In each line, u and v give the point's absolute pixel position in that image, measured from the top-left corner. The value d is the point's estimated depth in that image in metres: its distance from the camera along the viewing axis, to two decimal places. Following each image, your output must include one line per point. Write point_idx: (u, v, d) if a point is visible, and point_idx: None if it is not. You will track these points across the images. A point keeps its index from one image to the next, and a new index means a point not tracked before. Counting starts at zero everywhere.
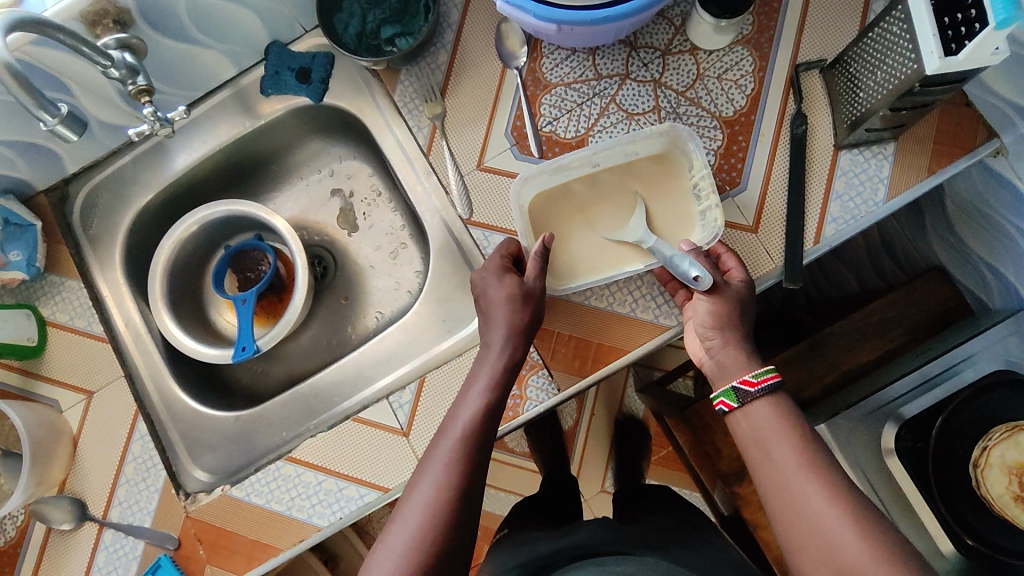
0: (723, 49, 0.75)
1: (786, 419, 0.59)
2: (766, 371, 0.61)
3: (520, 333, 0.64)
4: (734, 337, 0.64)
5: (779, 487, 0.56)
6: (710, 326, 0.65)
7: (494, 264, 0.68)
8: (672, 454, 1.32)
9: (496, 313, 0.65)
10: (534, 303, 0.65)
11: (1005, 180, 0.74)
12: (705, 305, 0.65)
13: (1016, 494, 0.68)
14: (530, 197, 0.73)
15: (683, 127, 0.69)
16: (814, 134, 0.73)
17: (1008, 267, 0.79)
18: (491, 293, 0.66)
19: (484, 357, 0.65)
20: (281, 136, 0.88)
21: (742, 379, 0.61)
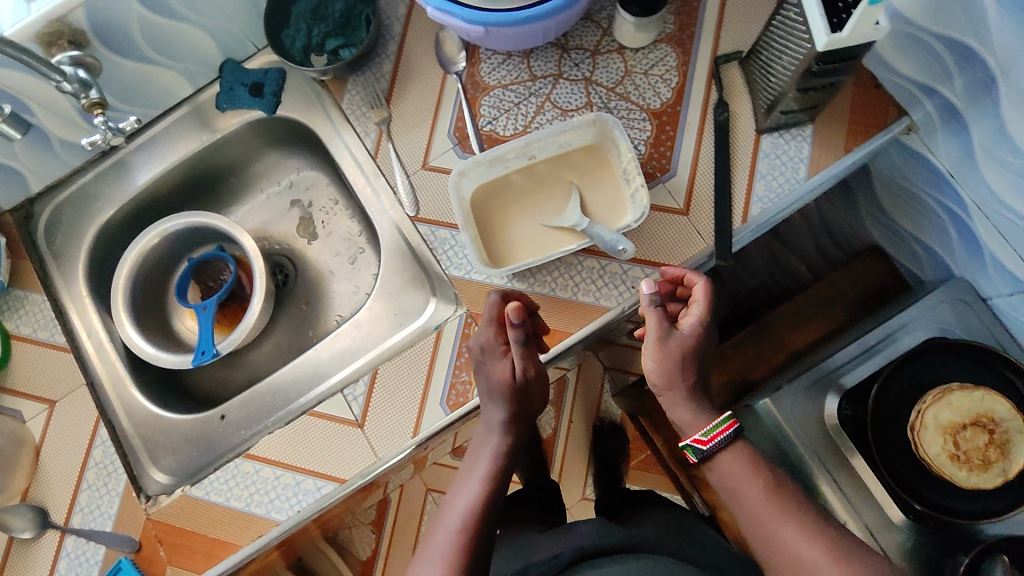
0: (647, 47, 0.80)
1: (753, 465, 0.65)
2: (714, 429, 0.65)
3: (519, 420, 0.69)
4: (683, 390, 0.67)
5: (744, 512, 0.64)
6: (657, 378, 0.67)
7: (490, 341, 0.71)
8: (649, 460, 1.38)
9: (495, 403, 0.69)
10: (529, 390, 0.68)
11: (919, 156, 0.78)
12: (651, 356, 0.67)
13: (952, 453, 0.71)
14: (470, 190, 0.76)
15: (608, 117, 0.73)
16: (736, 120, 0.77)
17: (933, 240, 0.83)
18: (489, 376, 0.69)
19: (485, 441, 0.70)
20: (239, 150, 0.91)
21: (696, 438, 0.66)
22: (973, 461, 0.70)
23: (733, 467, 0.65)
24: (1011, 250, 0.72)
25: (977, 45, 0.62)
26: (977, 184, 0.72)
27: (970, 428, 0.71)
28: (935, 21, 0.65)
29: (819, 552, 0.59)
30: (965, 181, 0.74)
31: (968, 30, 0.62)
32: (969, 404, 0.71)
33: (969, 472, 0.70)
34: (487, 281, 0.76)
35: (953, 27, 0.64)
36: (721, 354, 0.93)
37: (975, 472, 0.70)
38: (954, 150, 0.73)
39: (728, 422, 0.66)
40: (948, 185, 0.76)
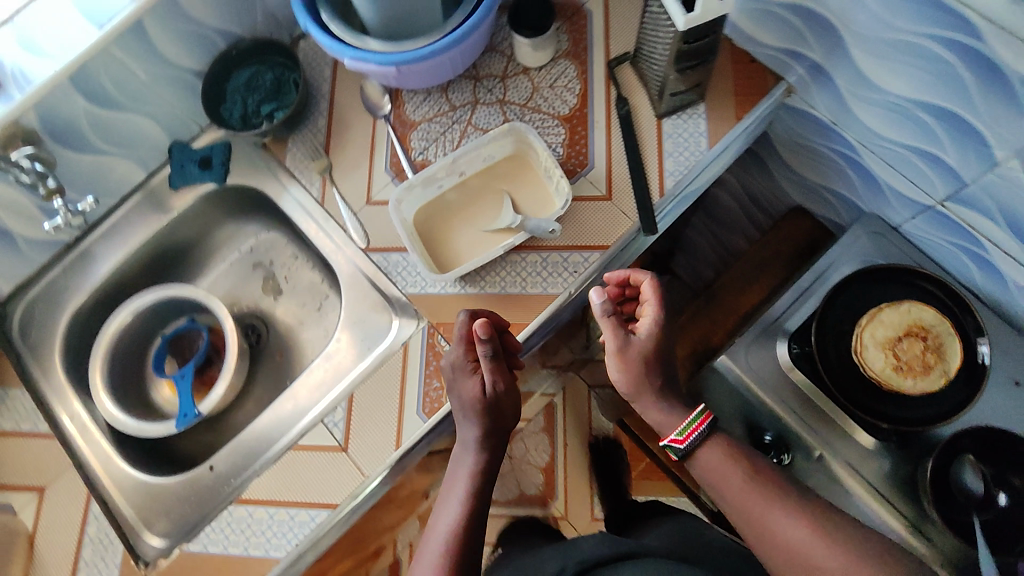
0: (549, 64, 0.89)
1: (730, 453, 0.69)
2: (688, 426, 0.70)
3: (493, 433, 0.72)
4: (653, 392, 0.72)
5: (728, 500, 0.67)
6: (628, 388, 0.73)
7: (460, 359, 0.73)
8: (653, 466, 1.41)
9: (469, 418, 0.72)
10: (498, 407, 0.72)
11: (804, 113, 0.86)
12: (616, 369, 0.72)
13: (895, 365, 0.75)
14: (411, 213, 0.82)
15: (521, 125, 0.80)
16: (637, 111, 0.85)
17: (839, 185, 0.91)
18: (460, 393, 0.72)
19: (462, 456, 0.73)
20: (196, 224, 0.97)
21: (671, 439, 0.70)
22: (914, 367, 0.75)
23: (712, 457, 0.69)
24: (903, 178, 0.80)
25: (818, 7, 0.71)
26: (856, 126, 0.80)
27: (906, 339, 0.76)
28: None
29: (806, 530, 0.61)
30: (846, 125, 0.81)
31: None
32: (898, 317, 0.77)
33: (914, 379, 0.75)
34: (442, 291, 0.81)
35: None
36: (678, 329, 1.02)
37: (920, 378, 0.75)
38: (829, 100, 0.81)
39: (699, 417, 0.70)
40: (835, 133, 0.84)
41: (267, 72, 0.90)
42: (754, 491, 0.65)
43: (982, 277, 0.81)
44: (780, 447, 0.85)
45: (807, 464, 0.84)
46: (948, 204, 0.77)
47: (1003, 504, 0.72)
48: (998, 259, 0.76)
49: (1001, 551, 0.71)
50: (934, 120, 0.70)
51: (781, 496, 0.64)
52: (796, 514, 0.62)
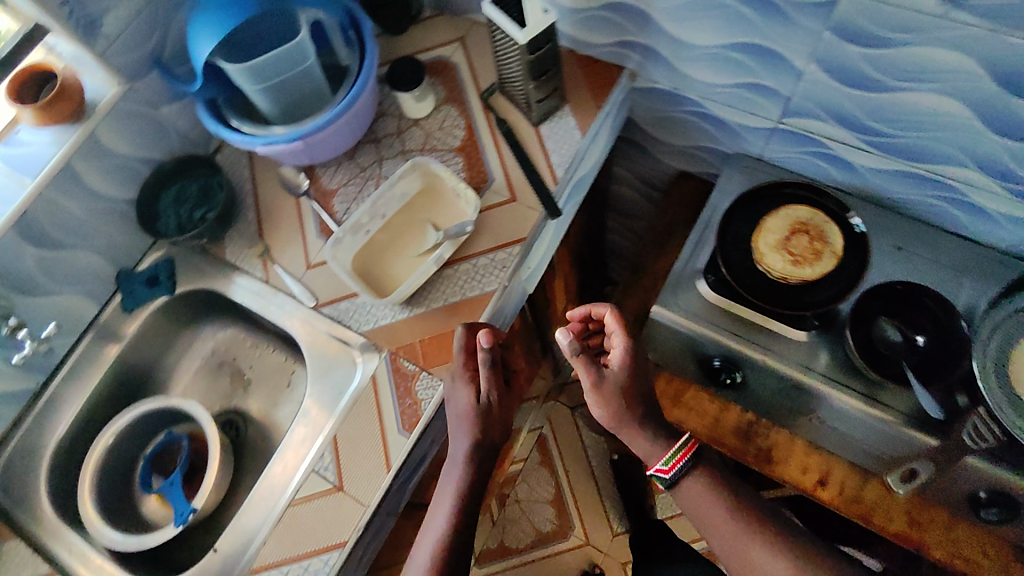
0: (434, 111, 1.01)
1: (713, 492, 0.80)
2: (672, 459, 0.80)
3: (484, 443, 0.80)
4: (632, 419, 0.81)
5: (711, 530, 0.80)
6: (606, 417, 0.82)
7: (459, 369, 0.79)
8: None
9: (462, 429, 0.80)
10: (488, 416, 0.80)
11: (654, 89, 1.01)
12: (593, 403, 0.80)
13: (792, 260, 0.86)
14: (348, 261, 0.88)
15: (423, 158, 0.90)
16: (517, 125, 0.98)
17: (704, 140, 1.05)
18: (456, 400, 0.80)
19: (452, 468, 0.81)
20: (156, 340, 1.03)
21: (658, 469, 0.81)
22: (808, 256, 0.86)
23: (695, 491, 0.81)
24: (746, 113, 0.95)
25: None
26: (694, 84, 0.95)
27: (792, 237, 0.88)
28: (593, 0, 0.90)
29: (782, 563, 0.76)
30: (687, 87, 0.97)
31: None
32: (780, 222, 0.89)
33: (811, 266, 0.85)
34: (393, 319, 0.88)
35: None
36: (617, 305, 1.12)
37: (815, 264, 0.86)
38: (665, 71, 0.96)
39: (683, 449, 0.81)
40: (682, 97, 0.99)
41: (194, 181, 1.00)
42: (737, 526, 0.78)
43: (837, 172, 0.96)
44: (731, 365, 0.92)
45: (757, 375, 0.92)
46: (786, 120, 0.92)
47: (922, 345, 0.82)
48: (841, 152, 0.91)
49: (932, 384, 0.79)
50: (743, 56, 0.85)
51: (760, 533, 0.78)
52: (773, 549, 0.77)
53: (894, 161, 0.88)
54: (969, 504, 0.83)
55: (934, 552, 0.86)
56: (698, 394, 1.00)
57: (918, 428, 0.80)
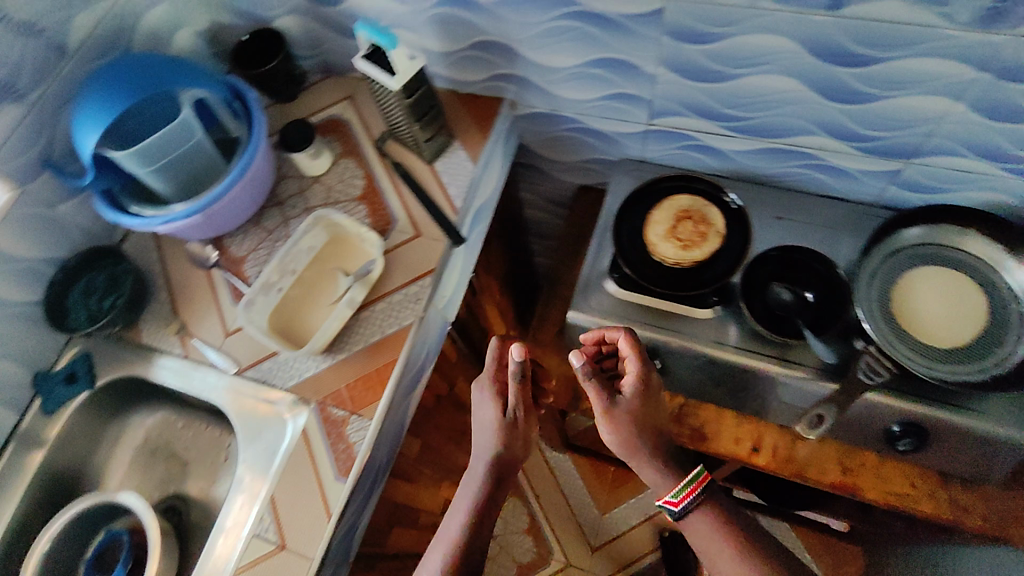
0: (334, 166, 1.03)
1: (714, 520, 0.85)
2: (681, 491, 0.85)
3: (508, 450, 0.86)
4: (640, 448, 0.86)
5: (706, 555, 0.84)
6: (616, 441, 0.86)
7: (485, 384, 0.88)
8: (617, 477, 1.57)
9: (487, 436, 0.86)
10: (514, 430, 0.86)
11: (536, 114, 1.07)
12: (605, 427, 0.85)
13: (681, 246, 0.94)
14: (264, 321, 0.89)
15: (324, 210, 0.91)
16: (412, 166, 1.01)
17: (592, 152, 1.12)
18: (484, 411, 0.87)
19: (473, 473, 0.87)
20: (84, 437, 1.01)
21: (667, 500, 0.86)
22: (695, 239, 0.94)
23: (699, 523, 0.85)
24: (620, 121, 1.02)
25: (486, 37, 0.93)
26: (568, 103, 1.02)
27: (679, 224, 0.95)
28: (459, 42, 0.96)
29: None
30: (563, 107, 1.03)
31: (474, 33, 0.93)
32: (666, 213, 0.96)
33: (699, 248, 0.93)
34: (316, 370, 0.88)
35: (468, 37, 0.94)
36: (542, 320, 1.16)
37: (702, 245, 0.93)
38: (541, 96, 1.02)
39: (695, 481, 0.86)
40: (562, 116, 1.06)
41: (99, 273, 0.99)
42: (730, 551, 0.82)
43: (713, 160, 1.03)
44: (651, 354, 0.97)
45: (677, 360, 0.96)
46: (656, 121, 0.99)
47: (812, 300, 0.88)
48: (710, 141, 0.99)
49: (825, 333, 0.86)
50: (602, 70, 0.92)
51: (751, 556, 0.81)
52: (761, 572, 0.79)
53: (757, 141, 0.96)
54: (886, 440, 0.89)
55: (866, 492, 0.92)
56: None
57: (827, 378, 0.86)
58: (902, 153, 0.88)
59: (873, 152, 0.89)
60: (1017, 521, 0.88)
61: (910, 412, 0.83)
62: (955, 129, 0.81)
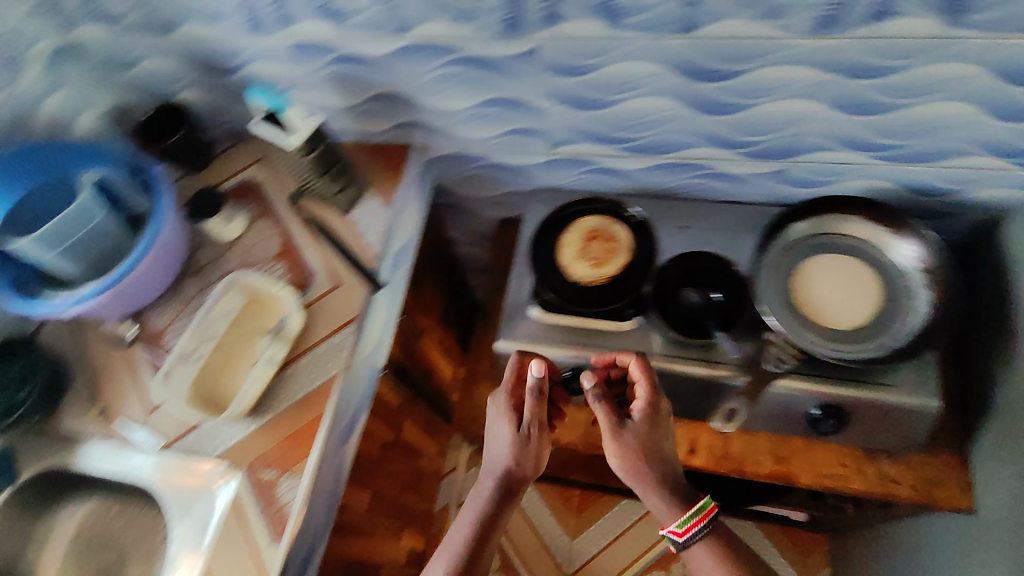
0: (250, 227, 1.03)
1: (716, 552, 0.83)
2: (686, 522, 0.84)
3: (520, 464, 0.87)
4: (647, 475, 0.85)
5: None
6: (623, 466, 0.86)
7: (503, 403, 0.91)
8: (584, 501, 1.59)
9: (500, 448, 0.89)
10: (526, 445, 0.88)
11: (445, 155, 1.10)
12: (613, 448, 0.86)
13: (593, 265, 0.98)
14: (186, 391, 0.88)
15: (237, 273, 0.93)
16: (326, 216, 1.01)
17: (507, 185, 1.15)
18: (499, 428, 0.90)
19: (482, 485, 0.89)
20: (8, 536, 0.98)
21: (671, 530, 0.85)
22: (605, 256, 0.98)
23: (702, 554, 0.84)
24: (525, 153, 1.06)
25: (383, 88, 0.96)
26: (473, 142, 1.05)
27: (590, 243, 0.99)
28: (358, 96, 0.99)
29: None
30: (470, 146, 1.07)
31: (371, 85, 0.96)
32: (576, 235, 1.00)
33: (609, 265, 0.98)
34: (244, 434, 0.87)
35: (366, 89, 0.97)
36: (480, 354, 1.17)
37: (613, 261, 0.98)
38: (446, 138, 1.06)
39: (700, 512, 0.84)
40: (471, 155, 1.09)
41: (13, 362, 0.95)
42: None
43: (619, 179, 1.08)
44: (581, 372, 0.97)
45: None
46: (558, 149, 1.04)
47: (721, 299, 0.93)
48: (610, 162, 1.04)
49: (732, 329, 0.91)
50: (497, 107, 0.96)
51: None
52: None
53: (654, 157, 1.01)
54: (809, 425, 0.92)
55: (800, 479, 0.95)
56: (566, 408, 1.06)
57: (744, 371, 0.89)
58: (782, 153, 0.94)
59: (757, 155, 0.96)
60: (942, 483, 0.93)
61: (824, 393, 0.87)
62: (822, 127, 0.87)
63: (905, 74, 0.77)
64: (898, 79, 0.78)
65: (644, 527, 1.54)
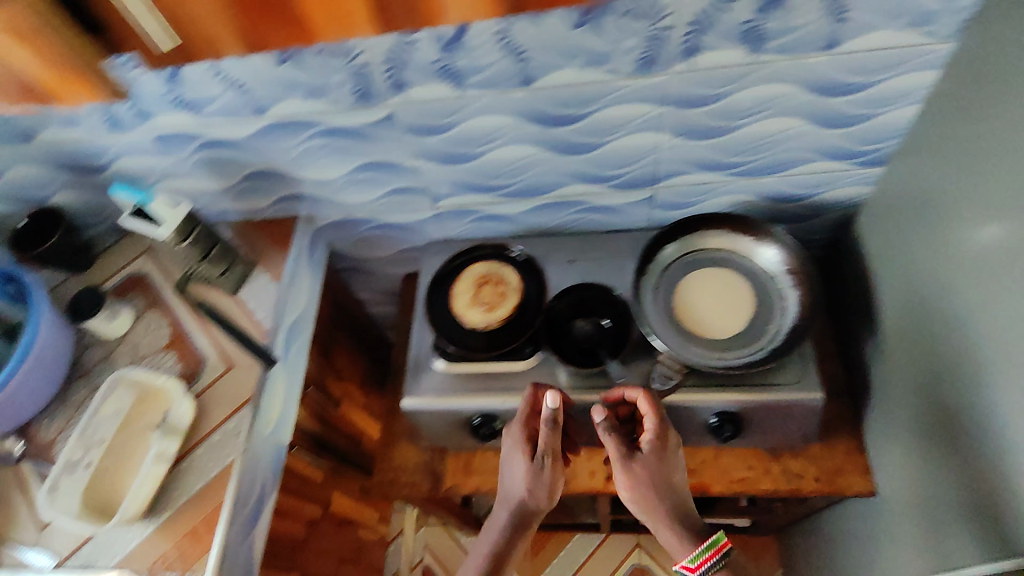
0: (138, 320, 1.02)
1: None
2: (698, 558, 0.80)
3: (535, 493, 0.87)
4: (657, 507, 0.83)
5: None
6: (632, 499, 0.84)
7: (516, 436, 0.89)
8: (537, 543, 1.58)
9: (514, 480, 0.89)
10: (540, 478, 0.87)
11: (335, 223, 1.11)
12: (622, 480, 0.84)
13: (485, 309, 0.99)
14: (74, 503, 0.84)
15: (120, 370, 0.90)
16: (214, 300, 1.01)
17: (402, 244, 1.17)
18: (514, 462, 0.89)
19: (498, 516, 0.90)
20: None
21: (682, 565, 0.81)
22: (496, 301, 1.00)
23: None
24: (410, 211, 1.08)
25: (255, 167, 0.97)
26: (358, 207, 1.07)
27: (481, 290, 1.01)
28: (234, 177, 1.00)
29: None
30: (355, 211, 1.08)
31: (243, 166, 0.97)
32: (467, 283, 1.02)
33: (501, 308, 0.99)
34: (142, 537, 0.84)
35: (239, 170, 0.98)
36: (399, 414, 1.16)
37: (504, 304, 0.99)
38: (331, 207, 1.07)
39: (713, 548, 0.80)
40: (359, 220, 1.11)
41: None
42: None
43: (506, 224, 1.11)
44: (489, 418, 0.98)
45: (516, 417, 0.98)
46: (441, 204, 1.06)
47: (610, 325, 0.97)
48: (493, 210, 1.07)
49: (621, 353, 0.95)
50: (370, 171, 0.98)
51: None
52: None
53: (532, 200, 1.05)
54: (710, 433, 0.95)
55: (713, 488, 0.98)
56: (484, 455, 1.06)
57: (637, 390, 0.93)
58: (646, 181, 1.00)
59: (624, 186, 1.01)
60: (842, 472, 0.98)
61: (717, 401, 0.91)
62: (673, 153, 0.93)
63: (729, 99, 0.83)
64: (725, 105, 0.84)
65: (599, 559, 1.55)
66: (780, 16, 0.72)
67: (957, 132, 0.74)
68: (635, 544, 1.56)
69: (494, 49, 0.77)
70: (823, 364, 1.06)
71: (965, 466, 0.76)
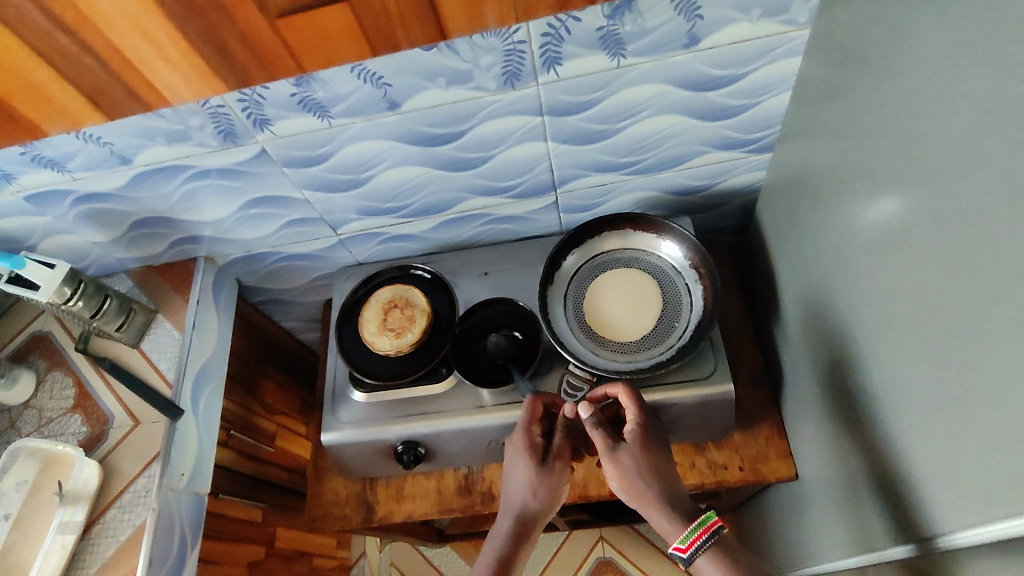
0: (42, 383, 0.99)
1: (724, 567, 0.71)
2: (689, 536, 0.72)
3: (541, 495, 0.81)
4: (649, 493, 0.76)
5: None
6: (625, 490, 0.78)
7: (518, 441, 0.85)
8: None
9: (516, 486, 0.82)
10: (550, 480, 0.82)
11: (239, 259, 1.08)
12: (612, 470, 0.78)
13: (395, 335, 0.97)
14: None
15: (20, 441, 0.88)
16: (118, 355, 0.99)
17: (314, 272, 1.15)
18: (515, 466, 0.84)
19: (499, 526, 0.81)
20: None
21: (675, 547, 0.72)
22: (405, 325, 0.98)
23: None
24: (313, 241, 1.05)
25: (139, 215, 0.94)
26: (257, 242, 1.04)
27: (390, 315, 0.99)
28: (120, 227, 0.96)
29: None
30: (255, 246, 1.05)
31: (126, 216, 0.94)
32: (375, 310, 1.00)
33: (411, 331, 0.97)
34: None
35: (123, 220, 0.95)
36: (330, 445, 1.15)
37: (414, 328, 0.97)
38: (230, 245, 1.04)
39: (703, 525, 0.73)
40: (263, 253, 1.08)
41: None
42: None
43: (414, 243, 1.09)
44: (412, 444, 0.96)
45: (438, 441, 0.96)
46: (342, 231, 1.04)
47: (520, 336, 0.96)
48: (397, 231, 1.05)
49: (532, 363, 0.93)
50: (258, 208, 0.96)
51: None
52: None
53: (435, 218, 1.02)
54: None
55: None
56: (415, 479, 1.05)
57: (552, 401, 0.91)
58: (544, 188, 0.98)
59: (523, 195, 0.99)
60: (766, 459, 0.97)
61: None
62: (564, 160, 0.91)
63: (605, 103, 0.82)
64: (602, 108, 0.82)
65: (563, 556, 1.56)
66: (634, 20, 0.70)
67: (826, 121, 0.74)
68: (598, 538, 1.57)
69: (351, 78, 0.74)
70: (742, 351, 1.06)
71: (865, 449, 0.76)
